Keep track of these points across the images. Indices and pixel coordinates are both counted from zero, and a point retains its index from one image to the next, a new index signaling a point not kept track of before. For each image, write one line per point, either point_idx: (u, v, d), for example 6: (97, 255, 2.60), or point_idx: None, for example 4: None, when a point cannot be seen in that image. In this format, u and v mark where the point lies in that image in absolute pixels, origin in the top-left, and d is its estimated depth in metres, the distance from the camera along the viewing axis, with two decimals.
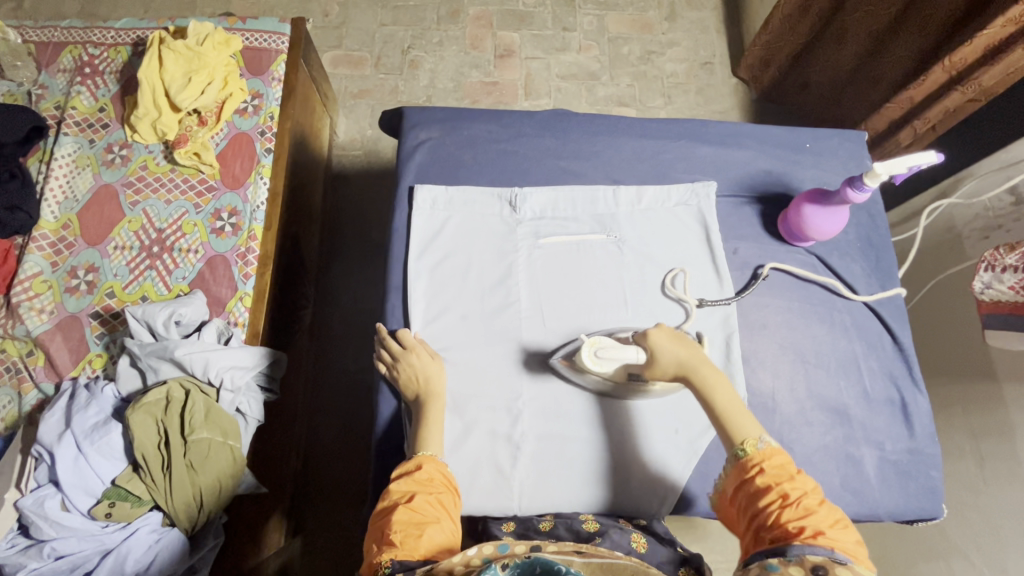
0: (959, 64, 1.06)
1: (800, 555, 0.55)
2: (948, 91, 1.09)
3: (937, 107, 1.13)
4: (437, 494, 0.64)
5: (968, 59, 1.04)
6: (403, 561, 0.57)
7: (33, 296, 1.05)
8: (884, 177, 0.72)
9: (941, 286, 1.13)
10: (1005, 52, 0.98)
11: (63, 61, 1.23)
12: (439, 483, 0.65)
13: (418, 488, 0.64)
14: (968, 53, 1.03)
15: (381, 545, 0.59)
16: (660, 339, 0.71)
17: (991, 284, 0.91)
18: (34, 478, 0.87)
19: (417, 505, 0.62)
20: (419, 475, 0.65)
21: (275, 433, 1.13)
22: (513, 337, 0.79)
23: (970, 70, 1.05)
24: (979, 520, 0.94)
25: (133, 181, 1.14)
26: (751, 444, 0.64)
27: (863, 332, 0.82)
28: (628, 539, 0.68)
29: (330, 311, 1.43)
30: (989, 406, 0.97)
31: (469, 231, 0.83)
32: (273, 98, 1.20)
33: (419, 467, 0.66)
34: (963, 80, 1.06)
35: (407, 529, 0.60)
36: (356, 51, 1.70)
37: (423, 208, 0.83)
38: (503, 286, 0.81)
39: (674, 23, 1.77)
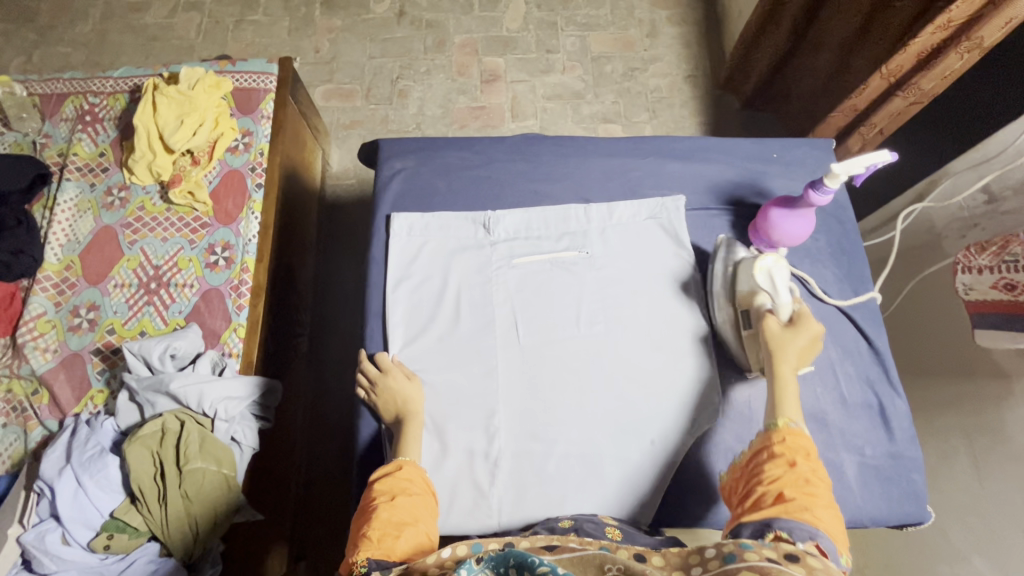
0: (897, 71, 1.04)
1: (786, 524, 0.53)
2: (891, 97, 1.09)
3: (881, 112, 1.11)
4: (418, 496, 0.65)
5: (904, 66, 1.03)
6: (380, 560, 0.57)
7: (38, 336, 1.10)
8: (843, 178, 0.72)
9: (924, 285, 1.13)
10: (939, 58, 0.98)
11: (65, 110, 1.30)
12: (418, 484, 0.66)
13: (398, 488, 0.65)
14: (903, 61, 1.02)
15: (357, 543, 0.60)
16: (801, 334, 0.68)
17: (973, 285, 0.91)
18: (36, 513, 0.90)
19: (398, 504, 0.63)
20: (401, 475, 0.67)
21: (274, 461, 1.15)
22: (515, 356, 0.80)
23: (909, 75, 1.04)
24: (979, 525, 0.92)
25: (131, 221, 1.19)
26: (785, 421, 0.61)
27: (837, 337, 0.83)
28: (602, 529, 0.68)
29: (327, 338, 1.46)
30: (979, 405, 0.96)
31: (445, 253, 0.86)
32: (262, 135, 1.25)
33: (400, 468, 0.67)
34: (903, 86, 1.05)
35: (385, 529, 0.60)
36: (347, 84, 1.76)
37: (400, 234, 0.86)
38: (507, 303, 0.83)
39: (655, 40, 1.80)
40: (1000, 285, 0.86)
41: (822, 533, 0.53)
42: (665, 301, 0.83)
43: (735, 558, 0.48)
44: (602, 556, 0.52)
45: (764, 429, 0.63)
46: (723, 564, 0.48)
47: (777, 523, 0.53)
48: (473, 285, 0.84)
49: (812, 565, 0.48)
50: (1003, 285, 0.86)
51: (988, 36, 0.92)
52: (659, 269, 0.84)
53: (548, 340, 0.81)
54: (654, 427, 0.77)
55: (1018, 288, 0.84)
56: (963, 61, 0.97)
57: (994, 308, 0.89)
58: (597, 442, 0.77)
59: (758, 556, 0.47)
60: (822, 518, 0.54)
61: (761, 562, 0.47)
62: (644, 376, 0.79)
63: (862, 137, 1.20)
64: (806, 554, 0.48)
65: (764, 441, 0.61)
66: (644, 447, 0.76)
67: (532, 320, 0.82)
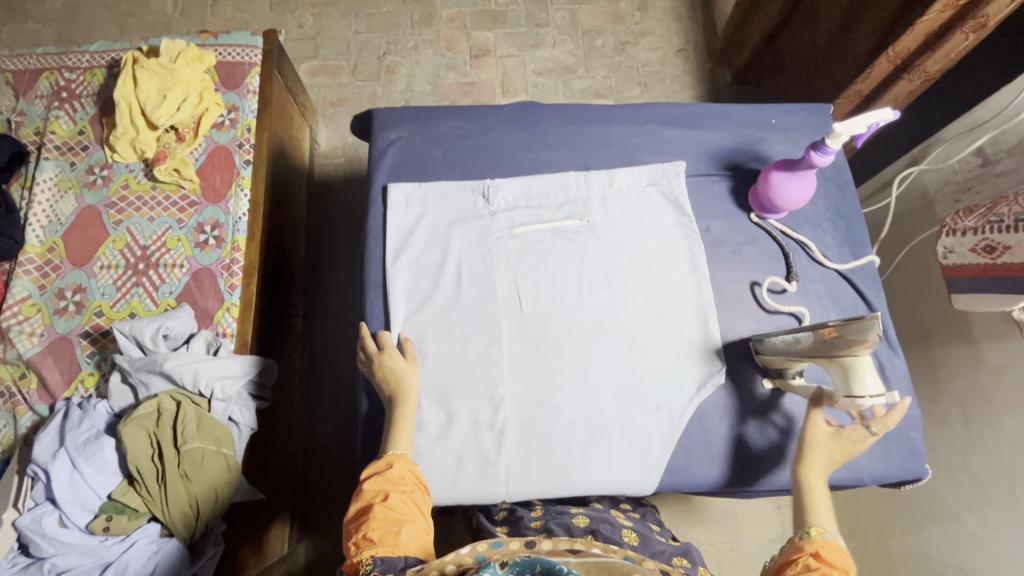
0: (903, 53, 1.05)
1: None
2: (897, 79, 1.09)
3: (889, 94, 1.13)
4: (412, 493, 0.65)
5: (910, 48, 1.03)
6: (386, 557, 0.57)
7: (23, 320, 1.07)
8: (845, 138, 0.72)
9: (916, 251, 1.14)
10: (942, 40, 0.98)
11: (40, 87, 1.25)
12: (411, 481, 0.66)
13: (391, 486, 0.65)
14: (907, 44, 1.02)
15: (358, 544, 0.59)
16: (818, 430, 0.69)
17: (954, 248, 0.91)
18: (31, 496, 0.88)
19: (393, 504, 0.63)
20: (391, 474, 0.66)
21: (273, 442, 1.14)
22: (517, 325, 0.80)
23: (913, 57, 1.04)
24: (970, 482, 0.95)
25: (116, 201, 1.15)
26: (817, 530, 0.62)
27: (837, 301, 0.83)
28: (619, 532, 0.72)
29: (321, 319, 1.44)
30: (970, 367, 0.98)
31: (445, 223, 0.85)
32: (248, 110, 1.22)
33: (391, 466, 0.67)
34: (908, 69, 1.06)
35: (385, 527, 0.60)
36: (332, 60, 1.71)
37: (398, 205, 0.85)
38: (508, 271, 0.82)
39: (646, 13, 1.78)
40: (979, 247, 0.87)
41: None
42: (667, 267, 0.83)
43: None
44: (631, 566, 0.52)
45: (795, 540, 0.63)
46: None
47: None
48: (473, 255, 0.83)
49: None
50: (984, 247, 0.86)
51: (993, 15, 0.91)
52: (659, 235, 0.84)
53: (551, 309, 0.80)
54: (658, 393, 0.77)
55: (997, 250, 0.84)
56: (969, 40, 0.97)
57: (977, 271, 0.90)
58: (601, 409, 0.77)
59: None
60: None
61: None
62: (647, 342, 0.79)
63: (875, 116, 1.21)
64: None
65: (798, 551, 0.61)
66: (648, 413, 0.77)
67: (534, 289, 0.81)
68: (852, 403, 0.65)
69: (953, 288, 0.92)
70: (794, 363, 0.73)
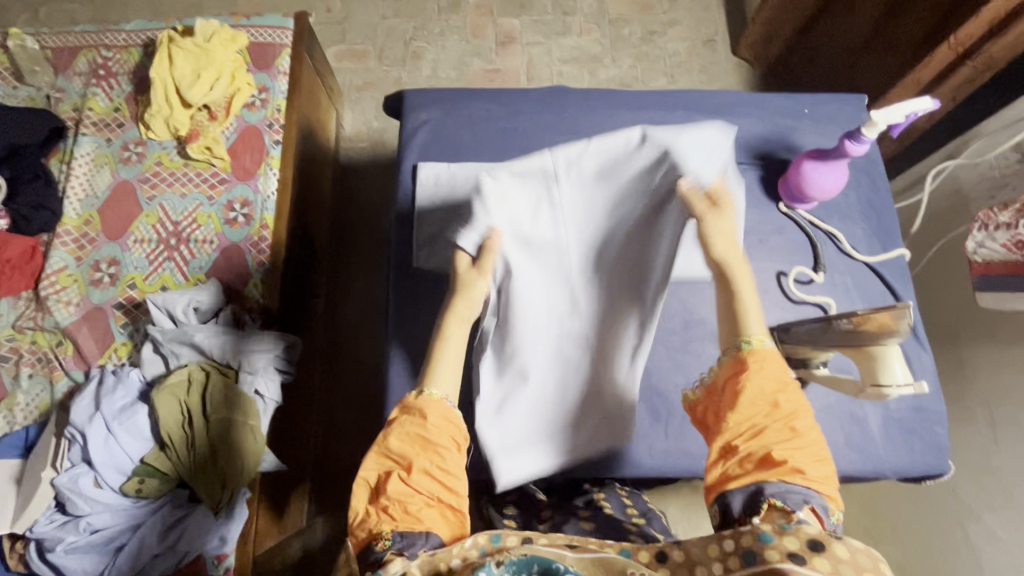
0: (966, 40, 0.99)
1: (776, 490, 0.53)
2: (958, 67, 1.03)
3: (949, 85, 1.06)
4: (439, 447, 0.59)
5: (976, 34, 0.98)
6: (404, 532, 0.55)
7: (60, 289, 1.10)
8: (882, 126, 0.71)
9: (946, 248, 1.12)
10: (1015, 22, 0.92)
11: (78, 65, 1.28)
12: (439, 430, 0.60)
13: (421, 443, 0.60)
14: (973, 28, 0.97)
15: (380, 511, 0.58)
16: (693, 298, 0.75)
17: (984, 243, 0.89)
18: (69, 457, 0.92)
19: (414, 477, 0.58)
20: (420, 423, 0.60)
21: (297, 417, 1.17)
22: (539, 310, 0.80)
23: (978, 44, 0.99)
24: (995, 483, 0.94)
25: (149, 176, 1.18)
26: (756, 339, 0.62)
27: (865, 293, 0.82)
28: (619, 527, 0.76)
29: (343, 300, 1.46)
30: (997, 367, 0.97)
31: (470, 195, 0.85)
32: (278, 91, 1.24)
33: (421, 413, 0.61)
34: (973, 54, 1.00)
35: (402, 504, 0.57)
36: (359, 44, 1.73)
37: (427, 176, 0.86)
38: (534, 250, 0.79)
39: (675, 3, 1.76)
40: (1011, 243, 0.85)
41: (817, 496, 0.53)
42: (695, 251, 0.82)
43: (756, 558, 0.48)
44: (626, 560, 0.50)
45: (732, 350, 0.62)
46: (746, 565, 0.48)
47: (767, 491, 0.54)
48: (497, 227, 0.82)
49: (838, 552, 0.48)
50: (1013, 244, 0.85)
51: None
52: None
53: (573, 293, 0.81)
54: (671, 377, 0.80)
55: None
56: None
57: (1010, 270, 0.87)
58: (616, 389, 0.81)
59: (781, 555, 0.47)
60: (814, 480, 0.55)
61: (785, 563, 0.46)
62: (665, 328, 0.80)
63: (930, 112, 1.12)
64: (831, 541, 0.48)
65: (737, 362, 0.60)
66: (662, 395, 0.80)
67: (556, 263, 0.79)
68: (878, 393, 0.65)
69: (979, 286, 0.91)
70: (822, 353, 0.72)
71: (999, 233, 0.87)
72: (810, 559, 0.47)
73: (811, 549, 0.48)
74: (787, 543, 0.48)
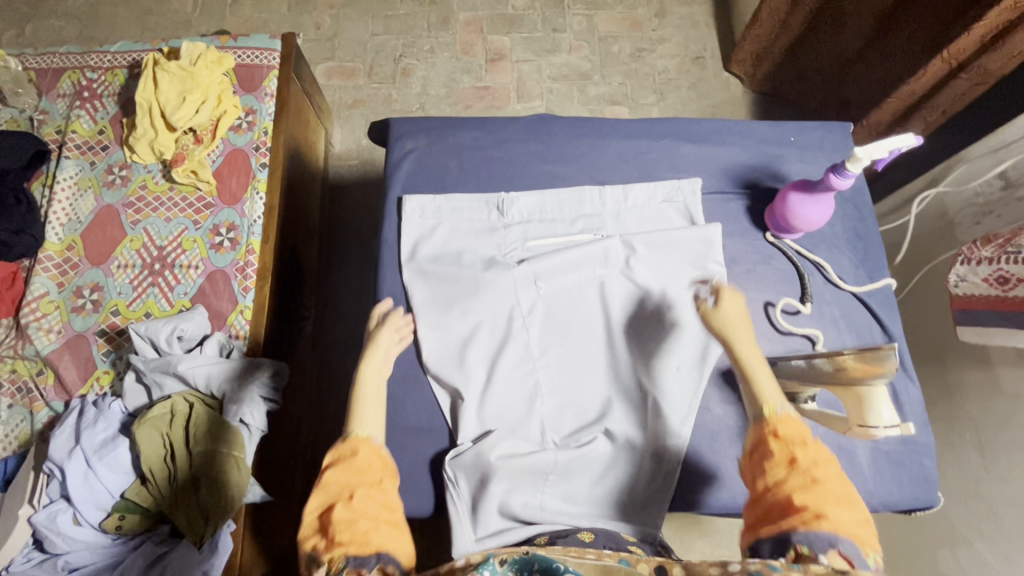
0: (959, 54, 0.98)
1: (802, 537, 0.55)
2: (952, 79, 1.02)
3: (944, 95, 1.05)
4: (371, 484, 0.62)
5: (968, 49, 0.97)
6: (358, 559, 0.55)
7: (41, 316, 1.09)
8: (866, 161, 0.71)
9: (931, 275, 1.13)
10: (1006, 38, 0.91)
11: (62, 86, 1.27)
12: (371, 469, 0.63)
13: (356, 480, 0.62)
14: (965, 43, 0.96)
15: (327, 544, 0.58)
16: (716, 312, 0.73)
17: (966, 276, 0.91)
18: (46, 493, 0.89)
19: (358, 502, 0.60)
20: (356, 462, 0.63)
21: (284, 444, 1.15)
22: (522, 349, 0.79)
23: (971, 58, 0.98)
24: (984, 509, 0.94)
25: (133, 201, 1.17)
26: (770, 410, 0.64)
27: (853, 324, 0.82)
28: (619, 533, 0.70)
29: (332, 320, 1.45)
30: (986, 393, 0.96)
31: (501, 229, 0.85)
32: (266, 113, 1.23)
33: (354, 453, 0.65)
34: (966, 67, 0.99)
35: (353, 531, 0.58)
36: (349, 61, 1.72)
37: (430, 200, 0.86)
38: (508, 296, 0.81)
39: (664, 20, 1.77)
40: (992, 278, 0.86)
41: (843, 538, 0.54)
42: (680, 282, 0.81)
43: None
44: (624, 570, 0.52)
45: (751, 422, 0.66)
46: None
47: (793, 537, 0.55)
48: (520, 320, 0.80)
49: None
50: (994, 278, 0.86)
51: None
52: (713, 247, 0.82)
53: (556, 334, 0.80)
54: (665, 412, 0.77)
55: (1010, 282, 0.83)
56: None
57: (983, 302, 0.88)
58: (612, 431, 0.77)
59: None
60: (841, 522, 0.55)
61: None
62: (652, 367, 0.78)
63: (925, 121, 1.12)
64: None
65: (759, 441, 0.63)
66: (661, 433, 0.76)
67: (571, 416, 0.78)
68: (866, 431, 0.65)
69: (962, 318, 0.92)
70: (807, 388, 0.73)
71: (982, 267, 0.89)
72: None
73: None
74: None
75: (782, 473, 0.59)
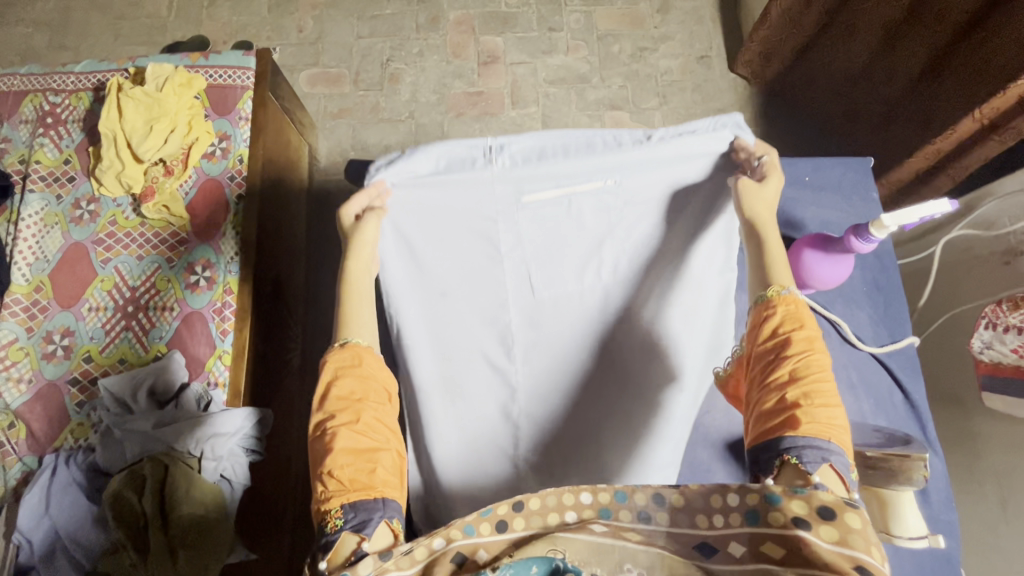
0: (991, 114, 0.97)
1: (793, 446, 0.53)
2: (984, 140, 1.01)
3: (975, 155, 1.04)
4: (378, 410, 0.62)
5: (1000, 109, 0.95)
6: (359, 501, 0.56)
7: (10, 365, 1.03)
8: (892, 227, 0.72)
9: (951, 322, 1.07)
10: None
11: (24, 111, 1.19)
12: (378, 392, 0.63)
13: (358, 405, 0.61)
14: (999, 103, 0.94)
15: (329, 484, 0.57)
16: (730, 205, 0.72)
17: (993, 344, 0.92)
18: (18, 563, 0.92)
19: (363, 431, 0.59)
20: (361, 373, 0.63)
21: (272, 490, 1.11)
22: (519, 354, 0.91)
23: (1005, 119, 0.96)
24: (1003, 566, 0.88)
25: (103, 237, 1.10)
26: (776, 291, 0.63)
27: (872, 389, 0.88)
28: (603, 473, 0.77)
29: (322, 347, 1.40)
30: (1012, 448, 0.90)
31: (495, 221, 0.82)
32: (240, 139, 1.15)
33: (360, 362, 0.64)
34: (998, 129, 0.97)
35: (356, 465, 0.58)
36: (333, 67, 1.63)
37: (420, 160, 0.75)
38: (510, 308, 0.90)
39: (667, 16, 1.66)
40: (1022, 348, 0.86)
41: (835, 452, 0.53)
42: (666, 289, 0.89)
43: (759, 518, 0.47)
44: (624, 551, 0.46)
45: (757, 303, 0.64)
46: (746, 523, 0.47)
47: (785, 444, 0.54)
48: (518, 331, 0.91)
49: (849, 521, 0.46)
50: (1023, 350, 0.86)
51: None
52: (691, 269, 0.87)
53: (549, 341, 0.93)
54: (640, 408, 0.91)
55: None
56: None
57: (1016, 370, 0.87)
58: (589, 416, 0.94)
59: (787, 517, 0.47)
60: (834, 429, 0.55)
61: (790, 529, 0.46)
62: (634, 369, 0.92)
63: (953, 178, 1.11)
64: (844, 509, 0.46)
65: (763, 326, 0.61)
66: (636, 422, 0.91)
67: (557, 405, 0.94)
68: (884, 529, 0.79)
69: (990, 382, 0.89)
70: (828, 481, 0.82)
71: (1008, 336, 0.89)
72: (816, 526, 0.46)
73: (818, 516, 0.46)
74: (794, 507, 0.47)
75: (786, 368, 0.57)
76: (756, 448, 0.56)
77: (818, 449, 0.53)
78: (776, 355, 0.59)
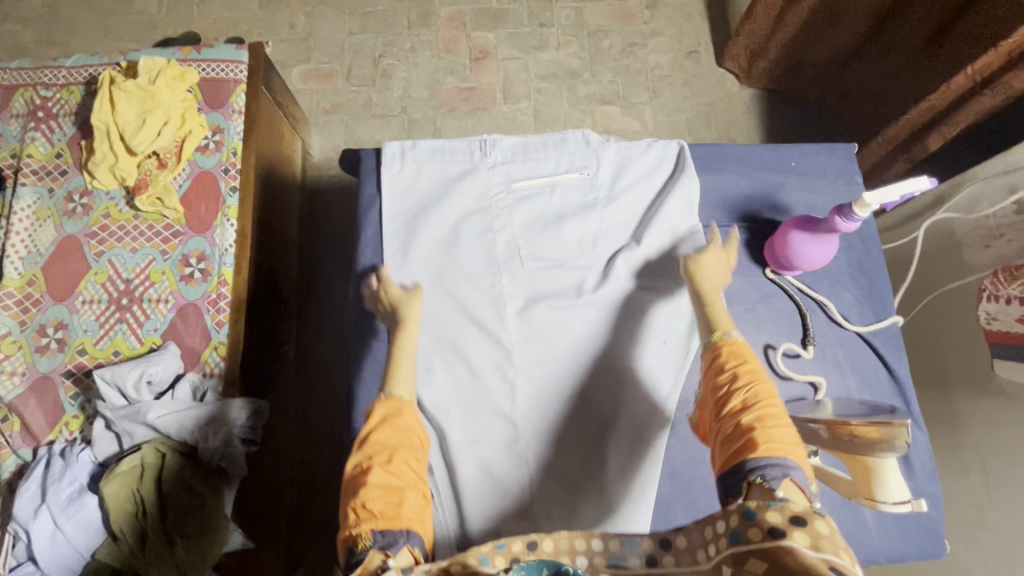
0: (983, 70, 1.01)
1: (756, 468, 0.55)
2: (976, 96, 1.05)
3: (967, 110, 1.07)
4: (413, 450, 0.64)
5: (992, 65, 0.99)
6: (386, 531, 0.56)
7: (3, 358, 1.03)
8: (874, 207, 0.77)
9: (933, 305, 1.10)
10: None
11: (15, 105, 1.18)
12: (416, 438, 0.65)
13: (394, 447, 0.63)
14: (991, 59, 0.98)
15: (359, 513, 0.58)
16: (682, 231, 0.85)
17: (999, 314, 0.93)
18: (12, 555, 0.91)
19: (394, 469, 0.61)
20: (399, 422, 0.66)
21: (268, 481, 1.12)
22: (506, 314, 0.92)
23: (998, 73, 1.00)
24: (987, 540, 0.90)
25: (96, 231, 1.10)
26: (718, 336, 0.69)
27: (857, 368, 0.90)
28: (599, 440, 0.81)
29: (316, 341, 1.40)
30: (994, 425, 0.93)
31: (483, 199, 0.97)
32: (234, 132, 1.15)
33: (400, 414, 0.67)
34: (990, 83, 1.01)
35: (386, 498, 0.59)
36: (326, 63, 1.63)
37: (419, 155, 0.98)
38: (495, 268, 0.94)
39: (656, 12, 1.69)
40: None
41: (793, 467, 0.55)
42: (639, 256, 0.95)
43: (740, 536, 0.49)
44: None
45: (705, 351, 0.70)
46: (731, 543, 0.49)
47: (748, 466, 0.56)
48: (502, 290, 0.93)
49: (818, 527, 0.48)
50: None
51: None
52: (656, 240, 0.95)
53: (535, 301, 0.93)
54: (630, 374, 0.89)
55: None
56: None
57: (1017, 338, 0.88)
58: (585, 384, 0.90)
59: (761, 531, 0.48)
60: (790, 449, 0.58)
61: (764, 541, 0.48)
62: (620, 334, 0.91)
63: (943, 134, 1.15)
64: (811, 517, 0.49)
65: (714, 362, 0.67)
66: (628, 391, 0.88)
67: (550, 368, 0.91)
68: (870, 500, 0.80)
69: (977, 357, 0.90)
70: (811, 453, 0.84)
71: (1012, 306, 0.90)
72: (790, 532, 0.48)
73: (792, 523, 0.48)
74: (768, 517, 0.49)
75: (736, 398, 0.62)
76: (727, 477, 0.58)
77: (778, 466, 0.55)
78: (726, 389, 0.63)
